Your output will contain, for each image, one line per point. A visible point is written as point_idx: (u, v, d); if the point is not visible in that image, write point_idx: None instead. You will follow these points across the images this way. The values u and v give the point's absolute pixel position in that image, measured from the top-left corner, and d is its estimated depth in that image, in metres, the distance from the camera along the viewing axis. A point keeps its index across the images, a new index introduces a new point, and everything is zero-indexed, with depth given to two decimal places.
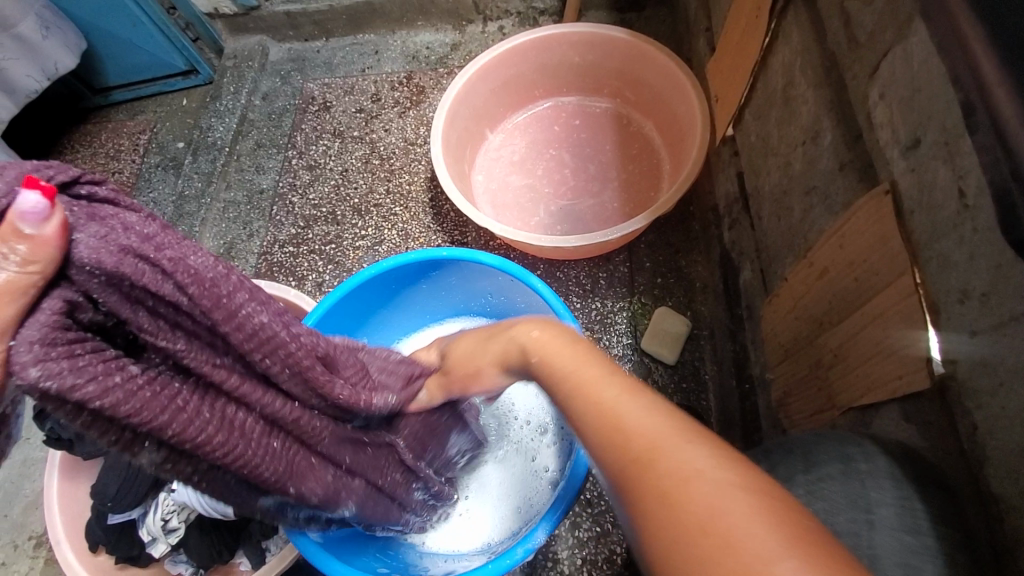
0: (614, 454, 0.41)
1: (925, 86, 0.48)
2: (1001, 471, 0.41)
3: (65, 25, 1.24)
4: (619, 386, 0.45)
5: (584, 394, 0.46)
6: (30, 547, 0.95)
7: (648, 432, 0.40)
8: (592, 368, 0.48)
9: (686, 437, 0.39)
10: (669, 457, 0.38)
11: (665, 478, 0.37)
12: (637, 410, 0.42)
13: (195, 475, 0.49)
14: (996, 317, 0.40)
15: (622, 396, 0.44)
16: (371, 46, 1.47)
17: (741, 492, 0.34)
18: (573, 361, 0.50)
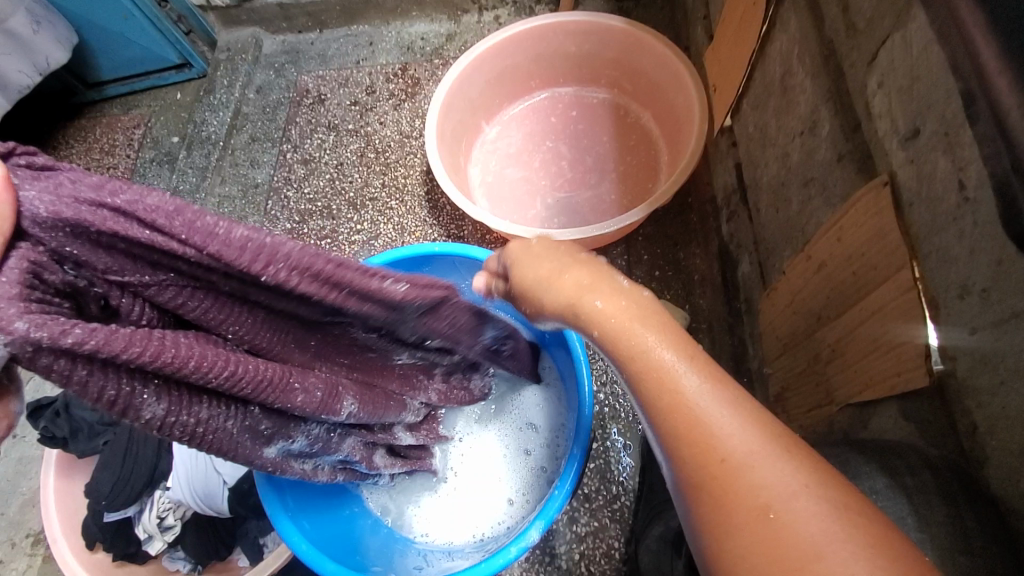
0: (693, 462, 0.40)
1: (925, 74, 0.46)
2: (1001, 472, 0.40)
3: (56, 19, 1.22)
4: (702, 377, 0.41)
5: (658, 384, 0.42)
6: (28, 544, 0.95)
7: (732, 444, 0.39)
8: (669, 349, 0.43)
9: (781, 454, 0.38)
10: (750, 476, 0.38)
11: (756, 500, 0.38)
12: (719, 414, 0.40)
13: (203, 424, 0.46)
14: (997, 314, 0.39)
15: (704, 391, 0.41)
16: (365, 38, 1.45)
17: (837, 523, 0.36)
18: (649, 336, 0.44)
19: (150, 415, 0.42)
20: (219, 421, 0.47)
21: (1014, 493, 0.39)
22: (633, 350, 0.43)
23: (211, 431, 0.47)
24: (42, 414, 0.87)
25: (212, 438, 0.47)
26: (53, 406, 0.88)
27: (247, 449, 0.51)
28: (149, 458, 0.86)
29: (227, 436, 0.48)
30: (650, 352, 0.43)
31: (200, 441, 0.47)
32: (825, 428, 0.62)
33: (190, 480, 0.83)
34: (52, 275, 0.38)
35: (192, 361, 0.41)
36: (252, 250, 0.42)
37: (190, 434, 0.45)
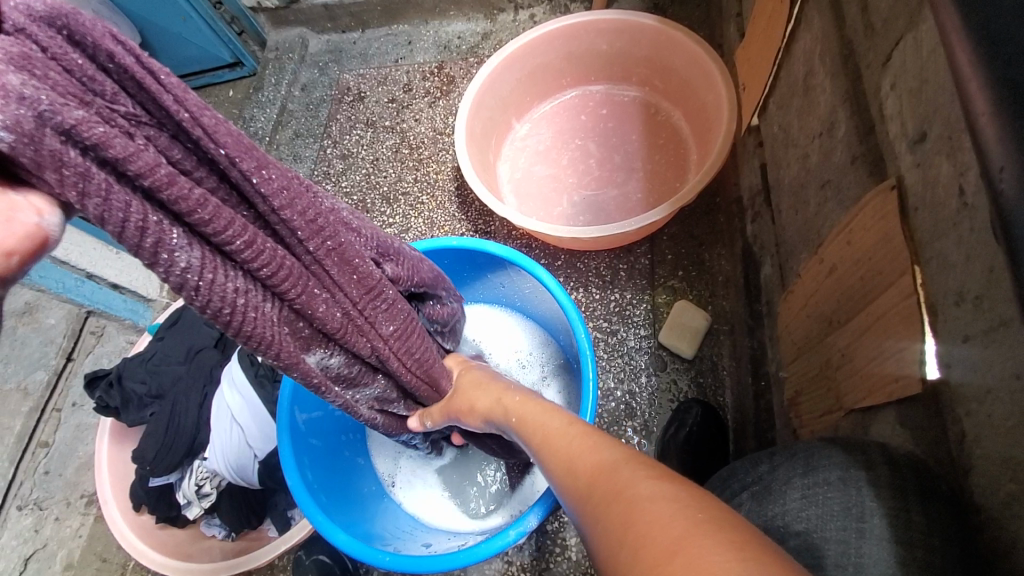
0: (575, 483, 0.47)
1: (932, 77, 0.46)
2: (988, 480, 0.40)
3: (120, 20, 1.34)
4: (578, 431, 0.52)
5: (552, 437, 0.53)
6: (81, 504, 1.05)
7: (592, 461, 0.46)
8: (557, 423, 0.55)
9: (628, 461, 0.44)
10: (609, 480, 0.44)
11: (608, 494, 0.42)
12: (589, 445, 0.49)
13: (242, 295, 0.41)
14: (988, 321, 0.39)
15: (584, 436, 0.51)
16: (404, 37, 1.49)
17: (669, 500, 0.38)
18: (542, 417, 0.57)
19: (182, 266, 0.37)
20: (256, 298, 0.42)
21: (1000, 504, 0.40)
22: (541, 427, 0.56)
23: (248, 307, 0.42)
24: (98, 384, 0.96)
25: (252, 320, 0.42)
26: (107, 378, 0.97)
27: (291, 349, 0.47)
28: (189, 428, 0.94)
29: (270, 326, 0.44)
30: (551, 425, 0.55)
31: (242, 328, 0.42)
32: (830, 434, 0.62)
33: (223, 452, 0.90)
34: (57, 73, 0.31)
35: (210, 215, 0.37)
36: (244, 147, 0.40)
37: (231, 308, 0.41)
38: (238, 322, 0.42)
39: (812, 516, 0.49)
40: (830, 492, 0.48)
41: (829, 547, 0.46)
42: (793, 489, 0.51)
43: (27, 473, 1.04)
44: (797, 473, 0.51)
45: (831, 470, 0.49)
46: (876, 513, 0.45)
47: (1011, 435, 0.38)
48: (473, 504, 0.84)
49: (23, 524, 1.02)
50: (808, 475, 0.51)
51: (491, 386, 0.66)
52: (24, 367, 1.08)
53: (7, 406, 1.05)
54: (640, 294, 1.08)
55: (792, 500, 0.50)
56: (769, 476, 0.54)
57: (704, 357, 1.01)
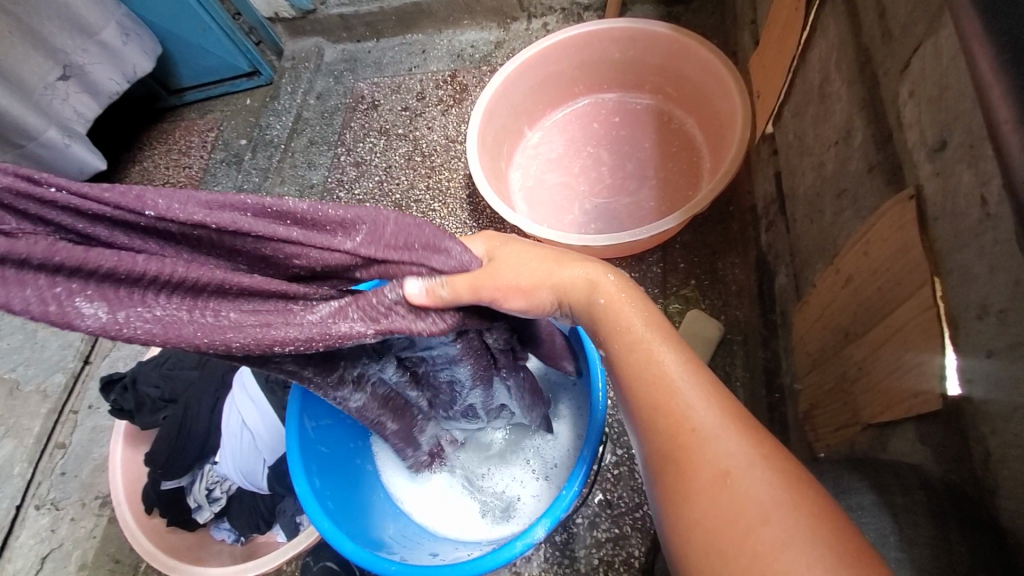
0: (665, 430, 0.44)
1: (952, 84, 0.45)
2: (1011, 501, 0.39)
3: (142, 33, 1.35)
4: (684, 358, 0.48)
5: (645, 352, 0.49)
6: (96, 505, 1.02)
7: (698, 414, 0.44)
8: (651, 335, 0.50)
9: (739, 429, 0.43)
10: (714, 446, 0.42)
11: (715, 466, 0.41)
12: (691, 388, 0.45)
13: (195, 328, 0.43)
14: (1013, 336, 0.38)
15: (683, 371, 0.47)
16: (418, 46, 1.50)
17: (789, 496, 0.38)
18: (640, 321, 0.51)
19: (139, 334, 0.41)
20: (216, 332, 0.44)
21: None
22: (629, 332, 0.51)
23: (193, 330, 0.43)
24: (113, 387, 0.96)
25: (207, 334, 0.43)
26: (122, 381, 0.98)
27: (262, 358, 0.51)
28: (200, 434, 0.94)
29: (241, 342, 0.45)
30: (638, 333, 0.50)
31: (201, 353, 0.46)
32: (847, 449, 0.60)
33: (233, 456, 0.91)
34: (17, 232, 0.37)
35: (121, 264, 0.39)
36: (133, 198, 0.40)
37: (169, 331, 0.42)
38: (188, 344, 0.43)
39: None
40: (865, 517, 0.47)
41: None
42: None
43: (45, 473, 1.06)
44: (831, 496, 0.51)
45: (865, 495, 0.49)
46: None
47: None
48: (481, 510, 0.83)
49: (41, 524, 1.02)
50: (840, 498, 0.50)
51: (521, 245, 0.59)
52: (44, 370, 1.13)
53: (28, 407, 1.10)
54: (652, 302, 1.07)
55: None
56: None
57: (717, 367, 0.99)
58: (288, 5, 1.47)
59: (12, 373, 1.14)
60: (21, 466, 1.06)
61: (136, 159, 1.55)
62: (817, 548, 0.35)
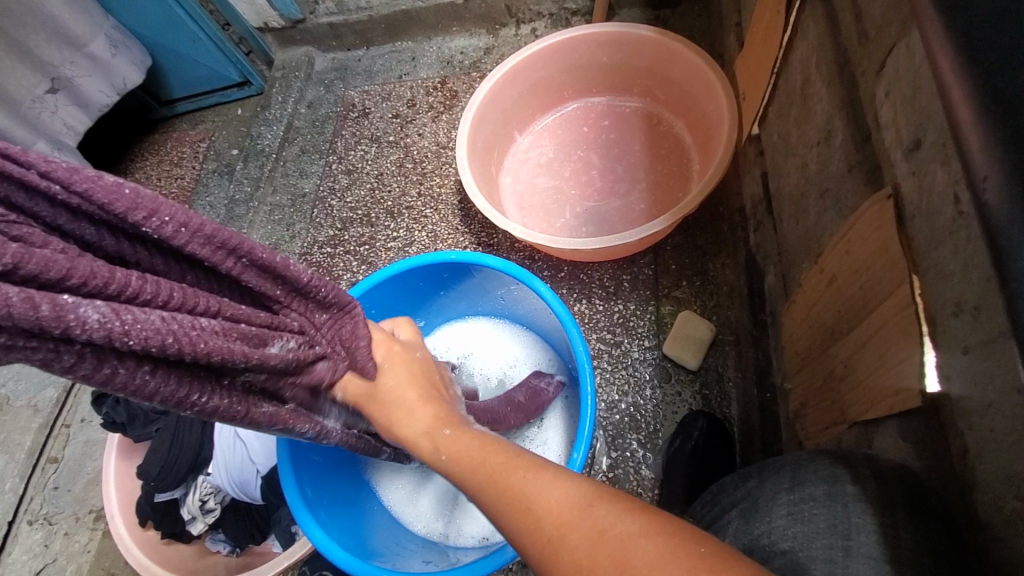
0: (529, 540, 0.44)
1: (924, 84, 0.45)
2: (989, 497, 0.40)
3: (131, 43, 1.35)
4: (523, 465, 0.49)
5: (493, 478, 0.49)
6: (89, 519, 1.02)
7: (544, 513, 0.44)
8: (498, 456, 0.51)
9: (576, 509, 0.43)
10: (566, 540, 0.42)
11: (571, 562, 0.41)
12: (536, 488, 0.46)
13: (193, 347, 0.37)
14: (987, 333, 0.38)
15: (525, 477, 0.48)
16: (408, 53, 1.51)
17: (634, 547, 0.39)
18: (481, 454, 0.52)
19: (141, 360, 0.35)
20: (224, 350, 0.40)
21: (1000, 521, 0.39)
22: (475, 466, 0.52)
23: (188, 329, 0.37)
24: (106, 400, 0.95)
25: (202, 341, 0.38)
26: (114, 394, 0.96)
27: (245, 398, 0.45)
28: (192, 446, 0.94)
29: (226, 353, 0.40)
30: (484, 462, 0.51)
31: (185, 401, 0.40)
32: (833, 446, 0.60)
33: (227, 465, 0.91)
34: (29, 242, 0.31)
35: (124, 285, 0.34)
36: (149, 200, 0.36)
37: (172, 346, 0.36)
38: (186, 352, 0.37)
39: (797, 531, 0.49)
40: (818, 509, 0.48)
41: (815, 566, 0.45)
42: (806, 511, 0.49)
43: (37, 488, 1.05)
44: (785, 489, 0.52)
45: (818, 485, 0.49)
46: (860, 530, 0.45)
47: (1015, 451, 0.36)
48: (474, 515, 0.83)
49: (34, 539, 1.02)
50: (796, 491, 0.51)
51: (422, 404, 0.59)
52: (35, 386, 1.13)
53: (19, 422, 1.10)
54: (643, 304, 1.07)
55: (778, 517, 0.50)
56: (754, 492, 0.55)
57: (709, 368, 1.00)
58: (277, 15, 1.48)
59: (3, 388, 1.13)
60: (13, 481, 1.05)
61: (128, 171, 1.56)
62: None
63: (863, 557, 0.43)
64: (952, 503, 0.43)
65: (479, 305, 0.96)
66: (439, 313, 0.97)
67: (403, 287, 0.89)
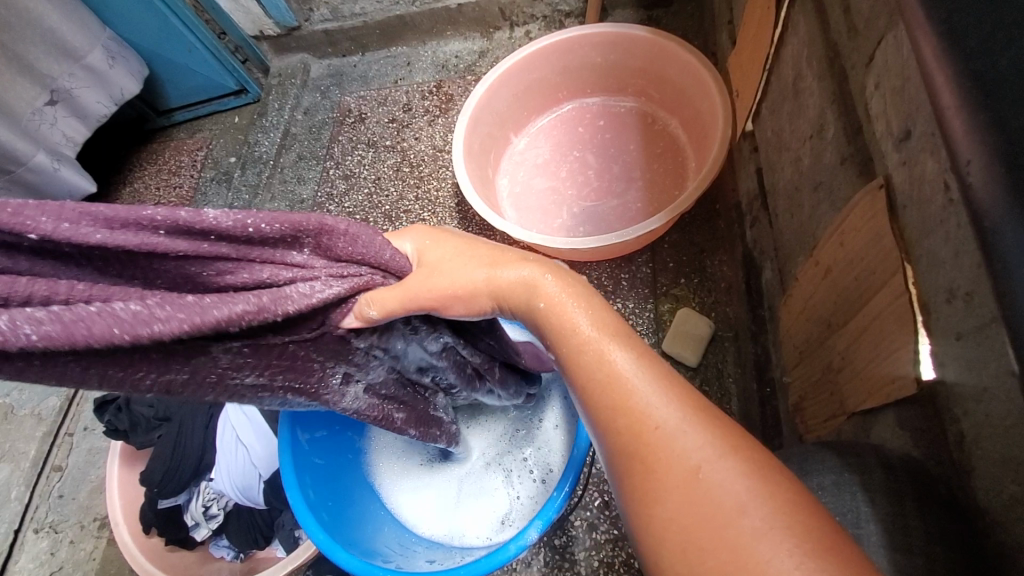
0: (626, 431, 0.45)
1: (911, 74, 0.45)
2: (986, 482, 0.40)
3: (128, 54, 1.36)
4: (638, 356, 0.48)
5: (598, 356, 0.48)
6: (94, 528, 1.02)
7: (658, 413, 0.44)
8: (606, 336, 0.49)
9: (699, 420, 0.43)
10: (680, 444, 0.42)
11: (679, 463, 0.42)
12: (647, 387, 0.46)
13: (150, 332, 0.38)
14: (979, 318, 0.38)
15: (636, 369, 0.47)
16: (403, 58, 1.51)
17: (757, 479, 0.40)
18: (587, 322, 0.50)
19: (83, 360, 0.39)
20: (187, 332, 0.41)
21: (998, 505, 0.39)
22: (580, 337, 0.50)
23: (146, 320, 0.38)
24: (108, 407, 0.94)
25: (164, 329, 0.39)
26: (115, 401, 0.95)
27: (213, 372, 0.47)
28: (195, 452, 0.94)
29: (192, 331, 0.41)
30: (590, 335, 0.49)
31: (132, 377, 0.42)
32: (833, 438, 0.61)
33: (227, 471, 0.91)
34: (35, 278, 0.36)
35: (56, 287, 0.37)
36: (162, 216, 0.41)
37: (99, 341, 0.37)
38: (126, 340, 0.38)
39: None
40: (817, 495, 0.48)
41: None
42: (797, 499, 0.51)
43: (42, 497, 1.06)
44: (792, 478, 0.52)
45: (828, 475, 0.50)
46: (869, 519, 0.46)
47: (1011, 435, 0.36)
48: (480, 514, 0.83)
49: (39, 548, 1.02)
50: (805, 481, 0.51)
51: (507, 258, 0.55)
52: (38, 395, 1.13)
53: (23, 431, 1.10)
54: (642, 303, 1.08)
55: None
56: None
57: (709, 365, 1.00)
58: (272, 23, 1.49)
59: (6, 398, 1.14)
60: (17, 490, 1.06)
61: (127, 181, 1.56)
62: (785, 526, 0.38)
63: None
64: (950, 490, 0.43)
65: None
66: None
67: None
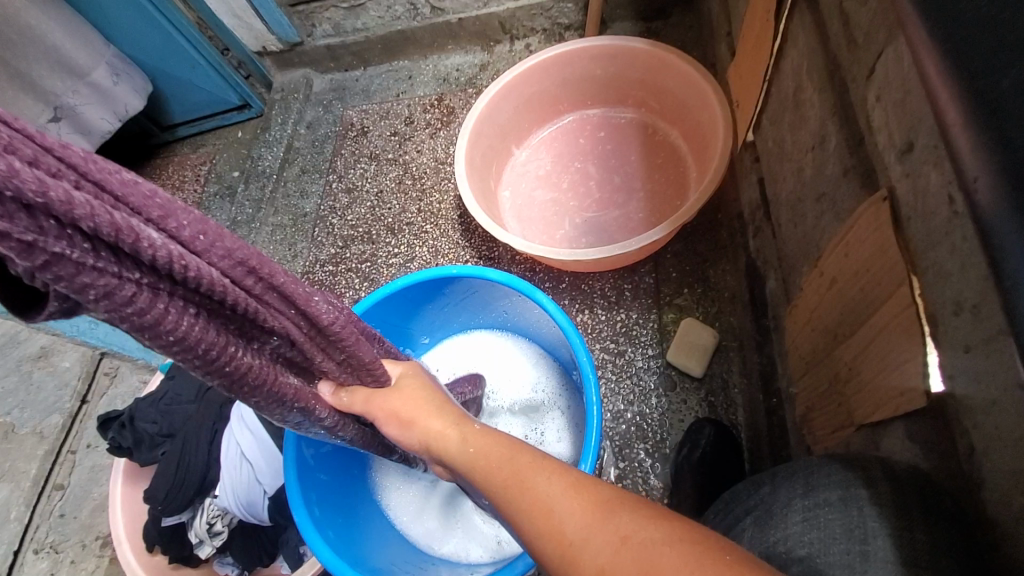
0: (550, 548, 0.45)
1: (912, 88, 0.46)
2: (997, 495, 0.40)
3: (133, 71, 1.37)
4: (545, 469, 0.49)
5: (511, 477, 0.50)
6: (97, 546, 1.02)
7: (567, 522, 0.44)
8: (517, 458, 0.51)
9: (597, 516, 0.44)
10: (589, 549, 0.42)
11: (594, 567, 0.41)
12: (550, 494, 0.47)
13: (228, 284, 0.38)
14: (986, 331, 0.38)
15: (543, 481, 0.48)
16: (405, 72, 1.53)
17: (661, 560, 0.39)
18: (501, 453, 0.52)
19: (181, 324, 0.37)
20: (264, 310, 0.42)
21: (1011, 519, 0.39)
22: (502, 464, 0.51)
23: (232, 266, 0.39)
24: (112, 424, 0.96)
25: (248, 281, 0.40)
26: (118, 418, 0.97)
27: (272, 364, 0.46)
28: (199, 468, 0.94)
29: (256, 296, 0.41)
30: (505, 466, 0.51)
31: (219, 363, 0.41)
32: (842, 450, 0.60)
33: (232, 488, 0.90)
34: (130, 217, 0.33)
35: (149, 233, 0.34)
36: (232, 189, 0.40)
37: (224, 289, 0.38)
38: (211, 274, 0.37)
39: (808, 536, 0.48)
40: (832, 513, 0.47)
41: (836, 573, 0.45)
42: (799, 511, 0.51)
43: (44, 516, 1.05)
44: (799, 494, 0.51)
45: (830, 491, 0.49)
46: (875, 532, 0.44)
47: (1020, 447, 0.36)
48: (487, 531, 0.82)
49: (41, 568, 1.01)
50: (809, 496, 0.50)
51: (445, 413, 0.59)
52: (41, 412, 1.13)
53: (25, 449, 1.10)
54: (646, 313, 1.08)
55: (795, 524, 0.50)
56: (768, 499, 0.54)
57: (714, 375, 0.99)
58: (275, 39, 1.51)
59: (10, 415, 1.13)
60: (19, 509, 1.05)
61: None
62: None
63: (878, 564, 0.43)
64: (962, 504, 0.43)
65: (487, 317, 0.96)
66: (444, 326, 0.98)
67: (411, 299, 0.89)
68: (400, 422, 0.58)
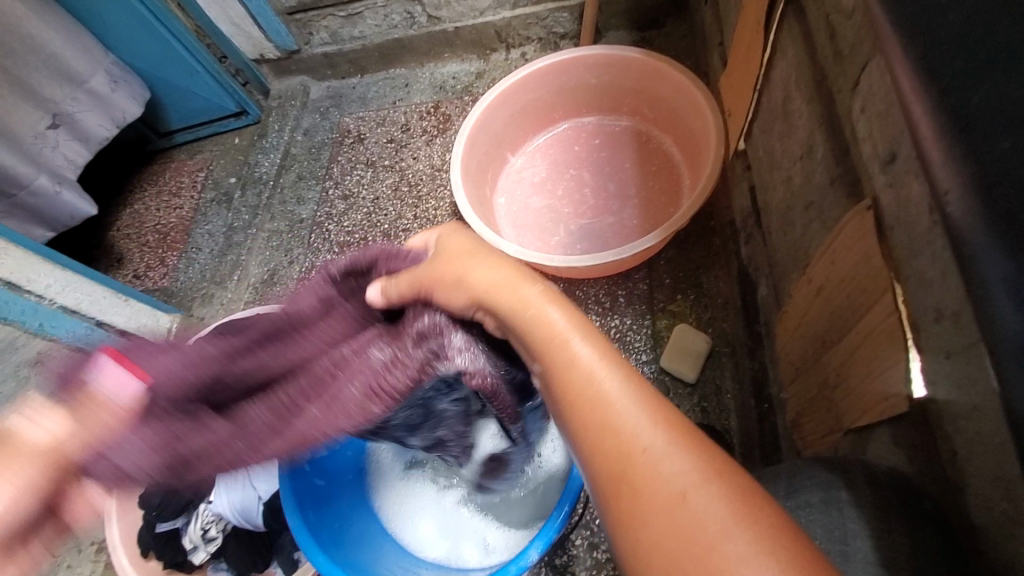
0: (611, 451, 0.44)
1: (895, 100, 0.47)
2: (979, 499, 0.40)
3: (130, 78, 1.39)
4: (625, 379, 0.48)
5: (587, 374, 0.48)
6: (92, 551, 1.03)
7: (643, 436, 0.43)
8: (596, 358, 0.49)
9: (684, 447, 0.42)
10: (662, 467, 0.42)
11: (662, 490, 0.41)
12: (632, 412, 0.45)
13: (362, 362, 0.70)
14: (965, 337, 0.39)
15: (622, 390, 0.47)
16: (401, 80, 1.54)
17: (736, 511, 0.38)
18: (580, 345, 0.51)
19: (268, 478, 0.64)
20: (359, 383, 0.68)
21: (991, 522, 0.39)
22: (576, 358, 0.50)
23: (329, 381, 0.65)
24: None
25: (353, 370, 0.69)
26: None
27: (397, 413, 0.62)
28: None
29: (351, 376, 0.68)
30: (582, 360, 0.49)
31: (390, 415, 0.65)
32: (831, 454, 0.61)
33: (228, 492, 0.91)
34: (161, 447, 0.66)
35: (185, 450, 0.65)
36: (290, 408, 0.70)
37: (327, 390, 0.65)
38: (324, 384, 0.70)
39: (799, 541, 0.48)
40: (814, 513, 0.48)
41: None
42: (785, 515, 0.51)
43: None
44: (783, 496, 0.52)
45: (812, 492, 0.50)
46: (856, 535, 0.45)
47: (999, 452, 0.37)
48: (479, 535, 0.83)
49: None
50: (793, 497, 0.51)
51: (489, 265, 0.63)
52: None
53: None
54: (639, 319, 1.08)
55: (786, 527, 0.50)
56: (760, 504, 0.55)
57: (707, 380, 1.00)
58: (273, 46, 1.52)
59: None
60: None
61: (126, 202, 1.58)
62: (763, 550, 0.36)
63: (863, 567, 0.43)
64: (945, 508, 0.44)
65: None
66: None
67: None
68: (445, 280, 0.63)
